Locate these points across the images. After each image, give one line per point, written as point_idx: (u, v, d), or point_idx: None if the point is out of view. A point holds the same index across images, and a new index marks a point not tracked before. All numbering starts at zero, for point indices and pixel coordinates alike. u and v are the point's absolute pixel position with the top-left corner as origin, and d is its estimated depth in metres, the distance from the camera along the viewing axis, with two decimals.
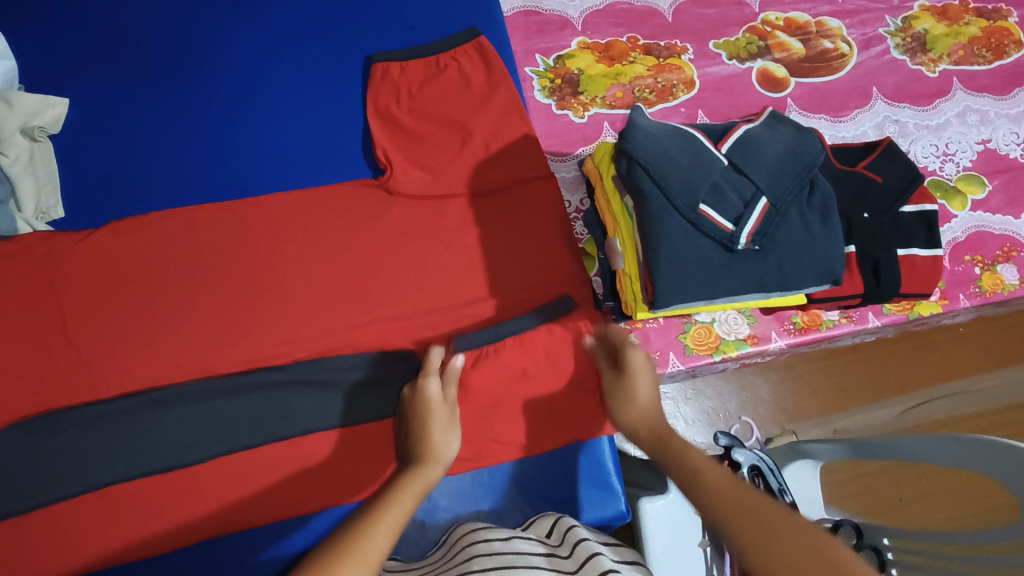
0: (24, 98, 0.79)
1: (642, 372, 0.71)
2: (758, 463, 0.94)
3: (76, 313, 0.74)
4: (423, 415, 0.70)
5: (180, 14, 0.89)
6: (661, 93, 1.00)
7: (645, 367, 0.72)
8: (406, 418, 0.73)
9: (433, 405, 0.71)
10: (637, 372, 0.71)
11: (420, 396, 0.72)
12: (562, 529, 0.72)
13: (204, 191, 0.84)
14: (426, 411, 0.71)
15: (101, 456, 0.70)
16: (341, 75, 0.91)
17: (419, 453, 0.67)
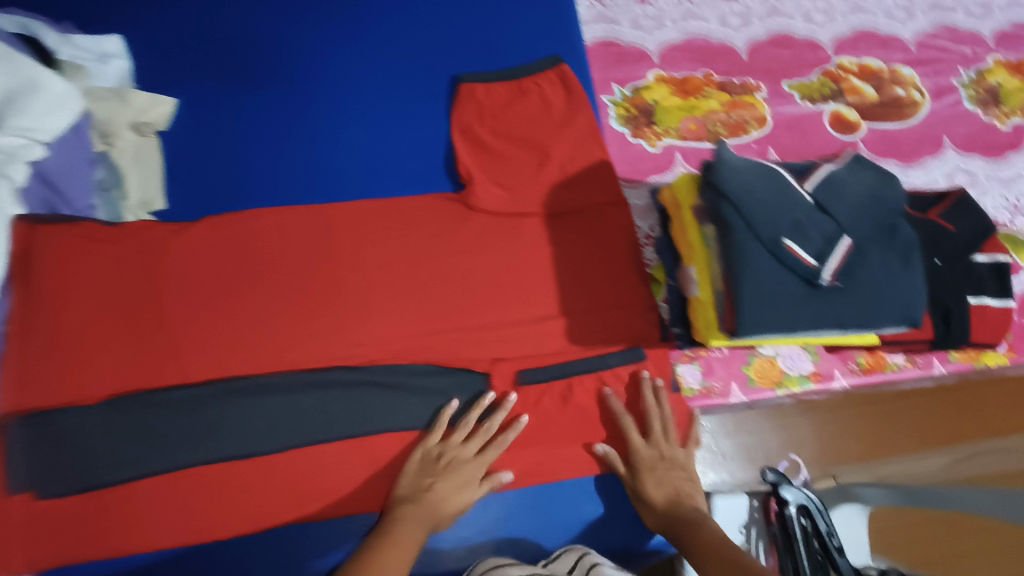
0: (137, 93, 0.85)
1: (654, 475, 0.81)
2: (807, 503, 0.94)
3: (172, 301, 0.78)
4: (459, 495, 0.77)
5: (286, 28, 0.95)
6: (733, 128, 1.02)
7: (657, 469, 0.81)
8: (442, 471, 0.78)
9: (471, 493, 0.78)
10: (648, 477, 0.81)
11: (467, 475, 0.78)
12: (584, 567, 0.75)
13: (291, 194, 0.89)
14: (463, 490, 0.78)
15: (187, 438, 0.74)
16: (429, 90, 0.95)
17: (422, 521, 0.75)
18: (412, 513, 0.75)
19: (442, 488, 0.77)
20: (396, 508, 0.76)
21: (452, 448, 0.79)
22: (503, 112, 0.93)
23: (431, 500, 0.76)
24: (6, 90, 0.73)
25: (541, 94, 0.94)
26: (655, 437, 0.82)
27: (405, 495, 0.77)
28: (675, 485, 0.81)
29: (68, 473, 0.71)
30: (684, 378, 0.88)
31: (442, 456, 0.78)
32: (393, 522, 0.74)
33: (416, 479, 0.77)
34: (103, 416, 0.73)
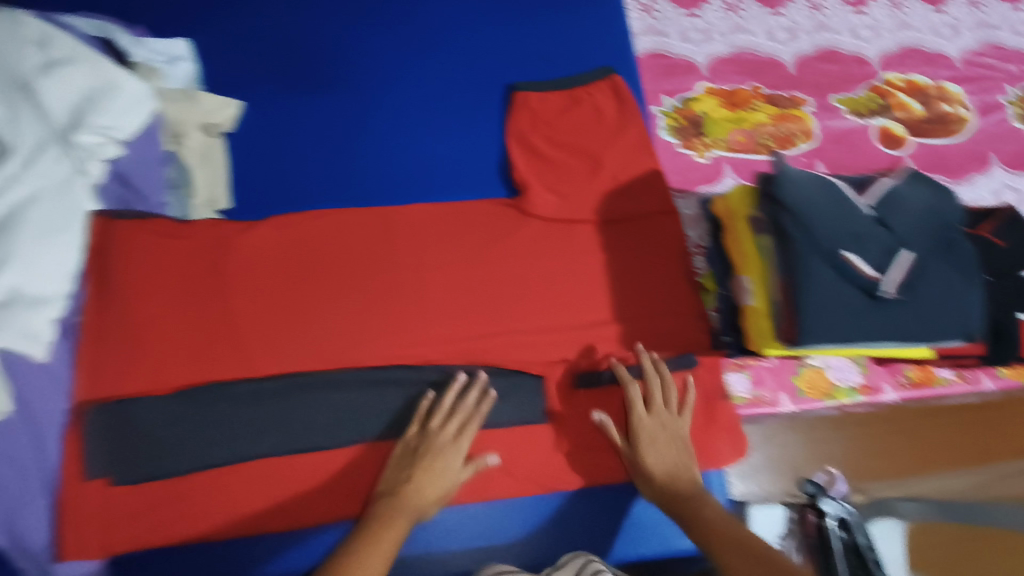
0: (207, 96, 0.89)
1: (653, 445, 0.78)
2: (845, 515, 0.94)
3: (239, 297, 0.80)
4: (439, 481, 0.75)
5: (347, 35, 0.98)
6: (781, 141, 1.03)
7: (656, 438, 0.78)
8: (420, 458, 0.76)
9: (453, 477, 0.76)
10: (648, 448, 0.77)
11: (445, 459, 0.76)
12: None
13: (348, 194, 0.90)
14: (442, 476, 0.75)
15: (253, 428, 0.77)
16: (485, 98, 0.97)
17: (402, 513, 0.73)
18: (391, 507, 0.73)
19: (419, 478, 0.75)
20: (378, 503, 0.74)
21: (431, 433, 0.77)
22: (558, 121, 0.95)
23: (409, 492, 0.74)
24: (90, 91, 0.78)
25: (594, 104, 0.96)
26: (656, 407, 0.80)
27: (385, 489, 0.75)
28: (676, 458, 0.78)
29: (141, 460, 0.74)
30: (733, 386, 0.89)
31: (420, 445, 0.77)
32: (374, 517, 0.72)
33: (395, 473, 0.76)
34: (174, 408, 0.75)
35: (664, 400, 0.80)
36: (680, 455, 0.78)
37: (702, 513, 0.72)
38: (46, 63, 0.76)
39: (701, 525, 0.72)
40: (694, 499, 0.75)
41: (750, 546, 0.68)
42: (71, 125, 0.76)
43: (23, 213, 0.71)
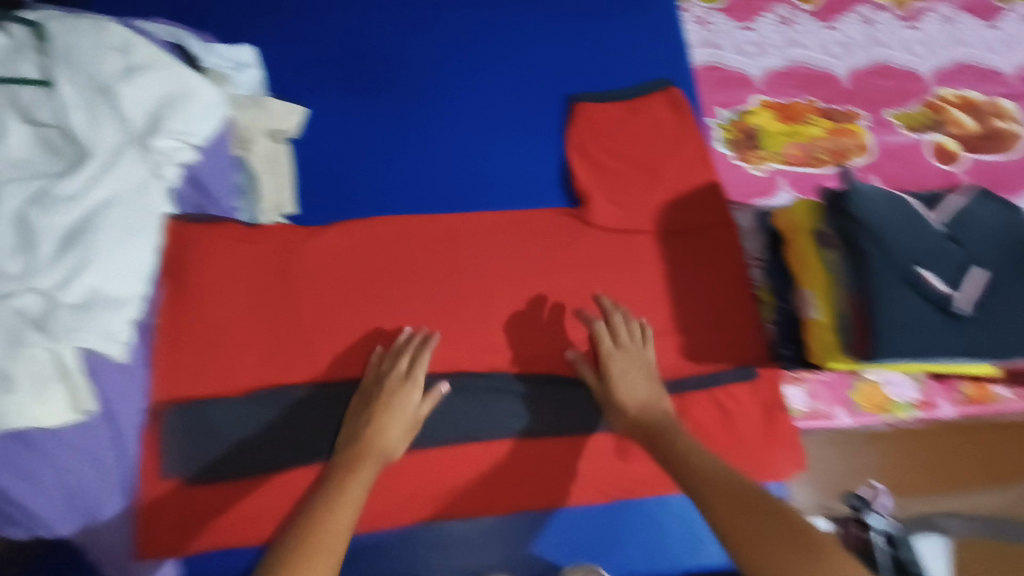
0: (275, 103, 0.91)
1: (622, 376, 0.78)
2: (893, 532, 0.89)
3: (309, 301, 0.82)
4: (397, 417, 0.75)
5: (408, 44, 0.99)
6: (836, 155, 1.03)
7: (627, 371, 0.78)
8: (374, 399, 0.76)
9: (413, 410, 0.76)
10: (618, 381, 0.78)
11: (401, 393, 0.76)
12: None
13: (411, 202, 0.92)
14: (399, 411, 0.75)
15: (320, 429, 0.78)
16: (546, 109, 0.98)
17: (367, 458, 0.71)
18: (353, 456, 0.72)
19: (376, 419, 0.74)
20: (345, 452, 0.73)
21: (382, 374, 0.78)
22: (618, 133, 0.96)
23: (369, 435, 0.73)
24: (167, 95, 0.80)
25: (653, 115, 0.97)
26: (622, 341, 0.81)
27: (347, 441, 0.75)
28: (649, 390, 0.77)
29: (213, 457, 0.76)
30: (791, 400, 0.89)
31: (374, 386, 0.78)
32: (337, 467, 0.71)
33: (354, 422, 0.76)
34: (243, 410, 0.77)
35: (627, 339, 0.81)
36: (654, 387, 0.78)
37: (685, 450, 0.69)
38: (126, 69, 0.79)
39: (679, 463, 0.68)
40: (665, 428, 0.73)
41: (736, 483, 0.64)
42: (149, 129, 0.79)
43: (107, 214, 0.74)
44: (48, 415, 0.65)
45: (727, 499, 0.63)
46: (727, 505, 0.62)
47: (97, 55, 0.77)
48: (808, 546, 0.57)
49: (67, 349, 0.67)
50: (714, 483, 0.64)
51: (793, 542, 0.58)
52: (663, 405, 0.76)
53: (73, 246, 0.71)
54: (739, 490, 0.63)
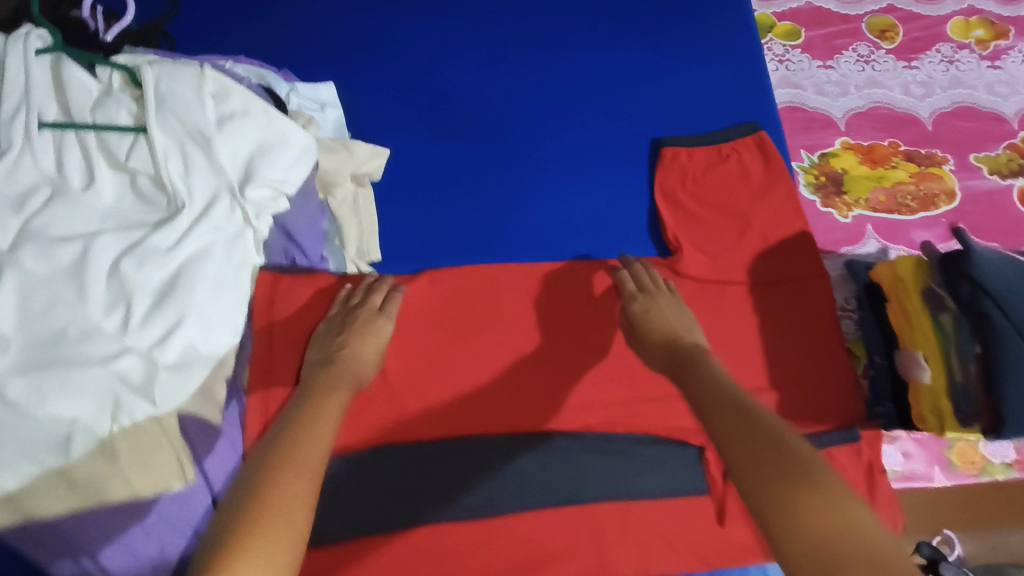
0: (360, 146, 0.88)
1: (648, 313, 0.78)
2: None
3: (401, 356, 0.82)
4: (371, 343, 0.77)
5: (489, 83, 0.98)
6: (923, 201, 1.00)
7: (651, 310, 0.78)
8: (348, 326, 0.78)
9: (382, 337, 0.79)
10: (643, 320, 0.78)
11: (377, 324, 0.79)
12: None
13: (495, 247, 0.90)
14: (373, 338, 0.78)
15: (419, 491, 0.77)
16: (630, 153, 0.96)
17: (343, 376, 0.73)
18: (328, 375, 0.72)
19: (352, 344, 0.76)
20: (315, 372, 0.73)
21: (357, 305, 0.80)
22: (704, 179, 0.94)
23: (340, 357, 0.75)
24: (260, 144, 0.78)
25: (741, 159, 0.95)
26: (644, 285, 0.82)
27: (318, 360, 0.75)
28: (676, 320, 0.77)
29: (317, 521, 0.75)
30: (886, 459, 0.88)
31: (342, 319, 0.79)
32: (313, 384, 0.71)
33: (320, 350, 0.77)
34: (341, 469, 0.77)
35: (642, 287, 0.82)
36: (680, 317, 0.77)
37: (707, 377, 0.65)
38: (221, 118, 0.77)
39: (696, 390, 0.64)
40: (689, 350, 0.71)
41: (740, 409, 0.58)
42: (243, 180, 0.77)
43: (198, 269, 0.74)
44: (145, 483, 0.66)
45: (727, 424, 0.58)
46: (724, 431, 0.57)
47: (193, 104, 0.76)
48: (799, 476, 0.50)
49: (166, 416, 0.68)
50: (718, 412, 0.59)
51: (781, 466, 0.51)
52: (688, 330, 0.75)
53: (167, 304, 0.71)
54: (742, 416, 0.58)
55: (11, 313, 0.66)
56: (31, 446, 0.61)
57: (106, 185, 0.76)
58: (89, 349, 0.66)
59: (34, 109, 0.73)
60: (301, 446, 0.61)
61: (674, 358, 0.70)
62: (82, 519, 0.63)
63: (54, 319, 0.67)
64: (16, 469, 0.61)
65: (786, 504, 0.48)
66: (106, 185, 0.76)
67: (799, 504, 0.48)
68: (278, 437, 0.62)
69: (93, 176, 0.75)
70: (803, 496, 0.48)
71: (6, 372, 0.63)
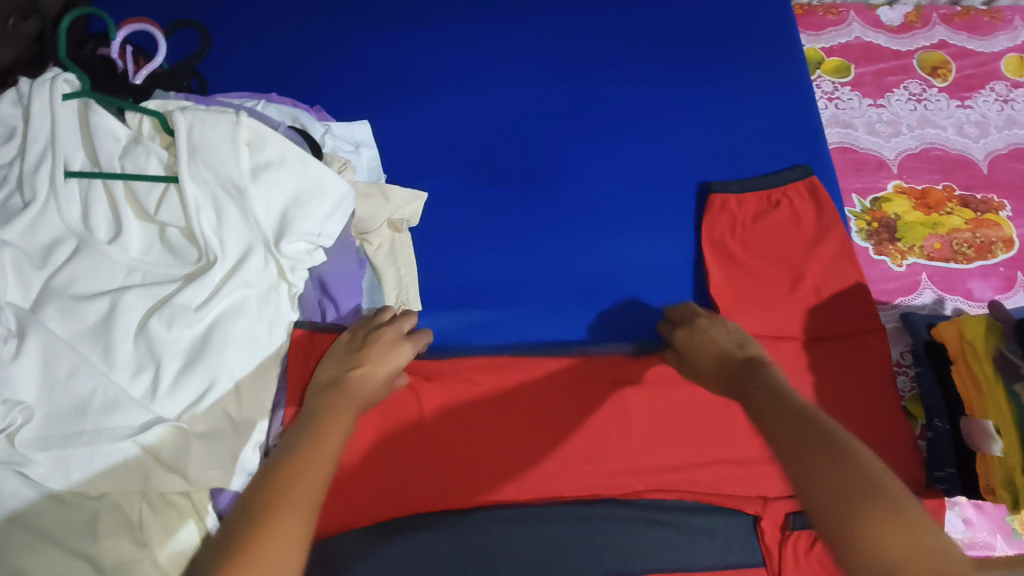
0: (397, 191, 0.84)
1: (692, 338, 0.73)
2: None
3: (434, 420, 0.77)
4: (388, 363, 0.72)
5: (528, 121, 0.94)
6: (979, 249, 0.96)
7: (694, 336, 0.73)
8: (369, 348, 0.73)
9: (398, 358, 0.73)
10: (689, 347, 0.73)
11: (400, 349, 0.74)
12: None
13: (534, 295, 0.86)
14: (390, 359, 0.73)
15: (457, 563, 0.72)
16: (676, 196, 0.92)
17: (354, 400, 0.67)
18: (341, 397, 0.67)
19: (367, 362, 0.71)
20: (324, 391, 0.68)
21: (381, 326, 0.75)
22: (756, 227, 0.89)
23: (353, 376, 0.69)
24: (296, 194, 0.74)
25: (794, 206, 0.90)
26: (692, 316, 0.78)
27: (331, 378, 0.70)
28: (720, 339, 0.71)
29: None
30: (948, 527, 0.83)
31: (363, 337, 0.75)
32: (320, 405, 0.66)
33: (334, 365, 0.72)
34: (373, 537, 0.73)
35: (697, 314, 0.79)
36: (725, 336, 0.71)
37: (768, 381, 0.60)
38: (256, 168, 0.73)
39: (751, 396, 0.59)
40: (742, 366, 0.64)
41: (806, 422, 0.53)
42: (278, 233, 0.73)
43: (228, 329, 0.69)
44: (176, 563, 0.62)
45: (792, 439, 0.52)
46: (790, 444, 0.51)
47: (227, 154, 0.72)
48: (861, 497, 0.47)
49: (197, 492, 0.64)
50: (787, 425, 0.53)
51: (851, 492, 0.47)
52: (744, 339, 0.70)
53: (198, 367, 0.67)
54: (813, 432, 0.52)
55: (34, 381, 0.63)
56: (60, 529, 0.59)
57: (133, 237, 0.72)
58: (115, 420, 0.62)
59: (59, 159, 0.70)
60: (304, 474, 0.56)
61: (729, 372, 0.64)
62: None
63: (77, 386, 0.63)
64: (44, 552, 0.58)
65: (854, 530, 0.45)
66: (133, 237, 0.71)
67: (877, 534, 0.44)
68: (281, 461, 0.57)
69: (120, 228, 0.71)
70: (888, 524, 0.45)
71: (27, 445, 0.60)
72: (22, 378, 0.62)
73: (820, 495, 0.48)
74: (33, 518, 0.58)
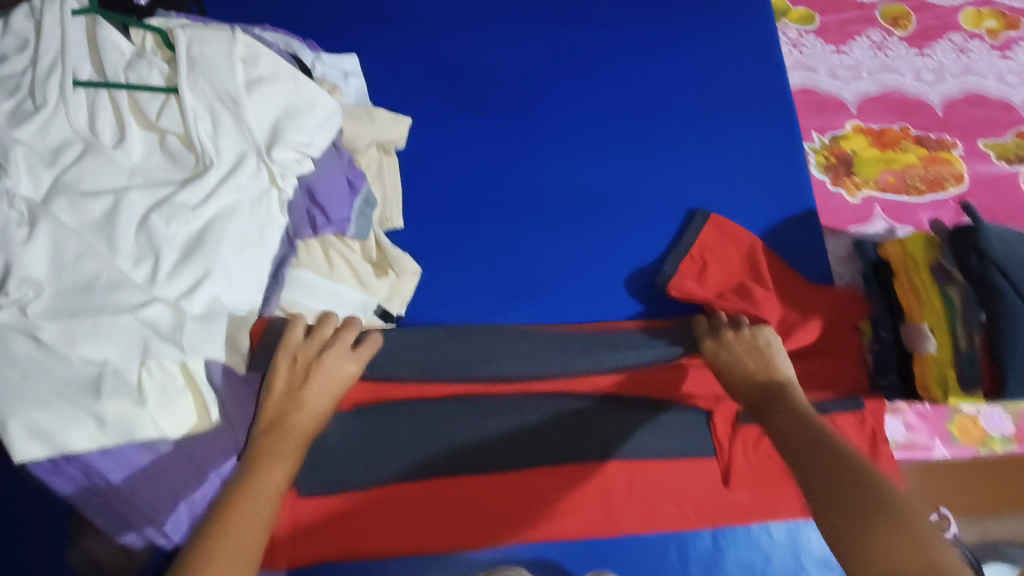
0: (382, 114, 0.92)
1: (726, 355, 0.77)
2: None
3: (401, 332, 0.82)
4: (326, 394, 0.71)
5: (510, 62, 1.01)
6: (932, 184, 1.02)
7: (728, 351, 0.77)
8: (306, 378, 0.71)
9: (340, 380, 0.73)
10: (723, 359, 0.77)
11: (342, 373, 0.73)
12: None
13: (511, 217, 0.93)
14: (332, 388, 0.72)
15: (430, 444, 0.80)
16: (645, 129, 0.98)
17: (295, 440, 0.68)
18: (280, 440, 0.67)
19: (307, 398, 0.70)
20: (259, 433, 0.68)
21: (324, 351, 0.73)
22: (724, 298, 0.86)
23: (291, 416, 0.69)
24: (287, 107, 0.80)
25: (721, 258, 0.90)
26: (719, 325, 0.80)
27: (271, 416, 0.69)
28: (750, 358, 0.75)
29: (321, 474, 0.78)
30: (890, 431, 0.90)
31: (303, 363, 0.72)
32: (255, 450, 0.66)
33: (272, 403, 0.70)
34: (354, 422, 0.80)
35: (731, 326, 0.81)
36: (756, 356, 0.75)
37: (793, 409, 0.67)
38: (250, 81, 0.80)
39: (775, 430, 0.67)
40: (770, 393, 0.71)
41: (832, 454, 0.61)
42: (269, 142, 0.79)
43: (222, 227, 0.74)
44: (175, 427, 0.69)
45: (812, 467, 0.61)
46: (812, 472, 0.60)
47: (224, 68, 0.78)
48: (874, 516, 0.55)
49: (193, 361, 0.70)
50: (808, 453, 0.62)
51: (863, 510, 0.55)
52: (774, 360, 0.75)
53: (194, 258, 0.73)
54: (832, 463, 0.60)
55: (43, 262, 0.69)
56: (66, 387, 0.65)
57: (135, 144, 0.78)
58: (118, 297, 0.69)
59: (69, 68, 0.76)
60: (223, 553, 0.58)
61: (756, 394, 0.72)
62: (110, 454, 0.66)
63: (83, 268, 0.69)
64: (48, 407, 0.64)
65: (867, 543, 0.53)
66: (135, 145, 0.77)
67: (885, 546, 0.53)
68: (214, 520, 0.60)
69: (123, 134, 0.77)
70: (894, 539, 0.53)
71: (38, 316, 0.66)
72: (32, 257, 0.68)
73: (835, 515, 0.56)
74: (46, 379, 0.64)
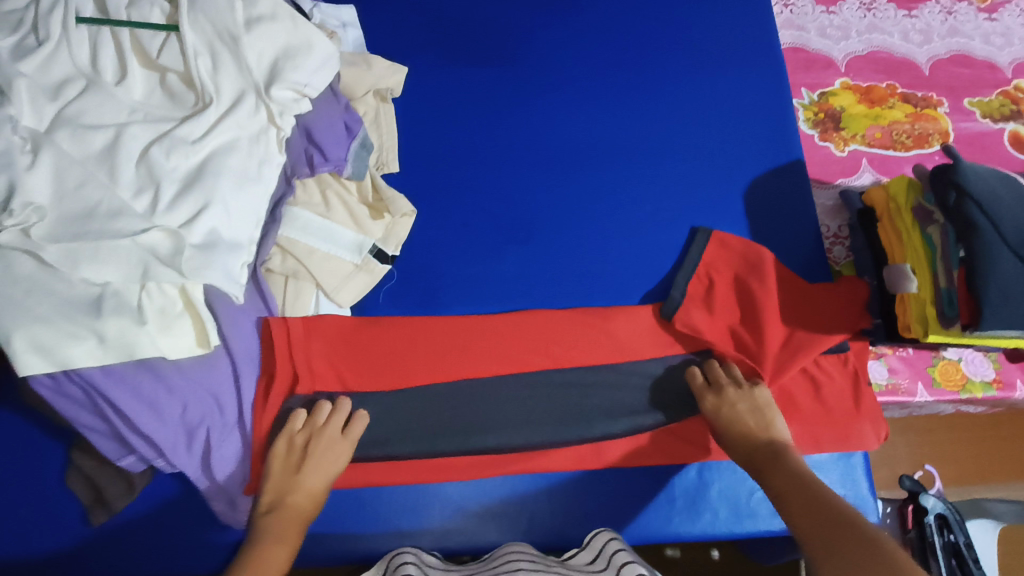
0: (379, 63, 0.93)
1: (729, 412, 0.79)
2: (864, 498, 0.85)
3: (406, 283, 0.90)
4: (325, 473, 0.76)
5: (504, 17, 1.03)
6: (917, 139, 1.04)
7: (731, 411, 0.79)
8: (305, 460, 0.76)
9: (335, 462, 0.77)
10: (725, 419, 0.79)
11: (336, 454, 0.77)
12: (606, 554, 0.76)
13: (505, 167, 0.95)
14: (330, 466, 0.76)
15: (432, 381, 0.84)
16: (636, 83, 1.00)
17: (295, 522, 0.72)
18: (280, 522, 0.72)
19: (308, 478, 0.75)
20: (264, 514, 0.72)
21: (322, 429, 0.77)
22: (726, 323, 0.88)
23: (293, 497, 0.74)
24: (285, 48, 0.82)
25: (727, 280, 0.90)
26: (720, 381, 0.82)
27: (272, 500, 0.74)
28: (753, 421, 0.78)
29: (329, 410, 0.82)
30: (872, 373, 0.93)
31: (307, 442, 0.77)
32: (259, 532, 0.71)
33: (277, 484, 0.75)
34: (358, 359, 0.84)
35: (730, 381, 0.83)
36: (759, 420, 0.78)
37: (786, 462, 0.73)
38: (249, 21, 0.81)
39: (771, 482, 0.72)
40: (772, 454, 0.74)
41: (832, 510, 0.65)
42: (267, 80, 0.80)
43: (221, 162, 0.75)
44: (173, 348, 0.71)
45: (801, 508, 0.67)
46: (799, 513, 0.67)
47: (223, 6, 0.79)
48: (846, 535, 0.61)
49: (191, 286, 0.72)
50: (811, 516, 0.65)
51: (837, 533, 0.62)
52: (774, 421, 0.78)
53: (193, 190, 0.73)
54: (818, 503, 0.66)
55: (46, 187, 0.70)
56: (68, 304, 0.67)
57: (136, 82, 0.79)
58: (119, 224, 0.69)
59: (71, 5, 0.78)
60: None
61: (756, 450, 0.76)
62: (107, 371, 0.70)
63: (86, 195, 0.70)
64: (52, 324, 0.66)
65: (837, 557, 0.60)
66: (136, 82, 0.79)
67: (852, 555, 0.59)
68: None
69: (125, 71, 0.78)
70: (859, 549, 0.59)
71: (41, 239, 0.68)
72: (35, 184, 0.69)
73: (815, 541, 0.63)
74: (55, 303, 0.67)
